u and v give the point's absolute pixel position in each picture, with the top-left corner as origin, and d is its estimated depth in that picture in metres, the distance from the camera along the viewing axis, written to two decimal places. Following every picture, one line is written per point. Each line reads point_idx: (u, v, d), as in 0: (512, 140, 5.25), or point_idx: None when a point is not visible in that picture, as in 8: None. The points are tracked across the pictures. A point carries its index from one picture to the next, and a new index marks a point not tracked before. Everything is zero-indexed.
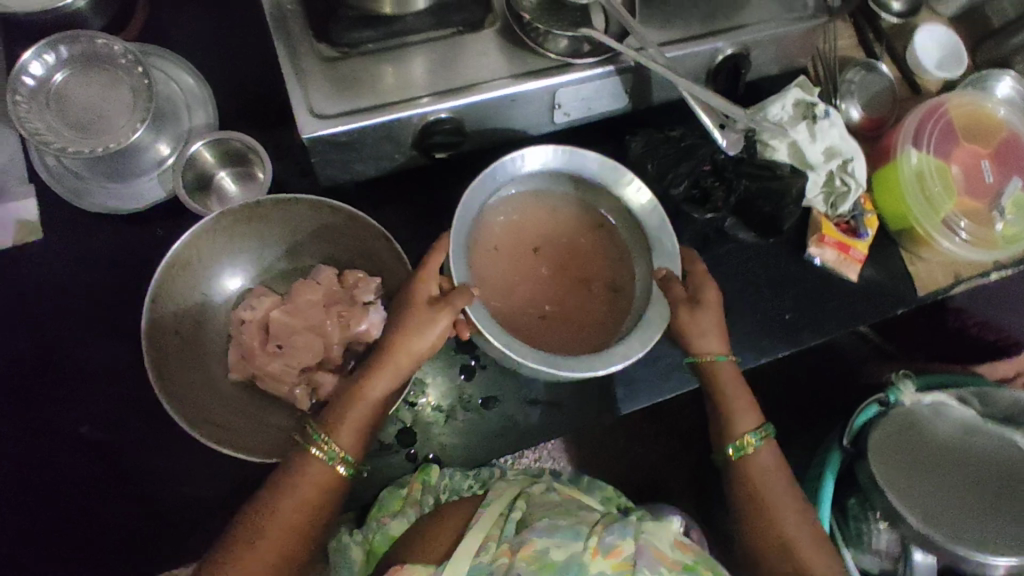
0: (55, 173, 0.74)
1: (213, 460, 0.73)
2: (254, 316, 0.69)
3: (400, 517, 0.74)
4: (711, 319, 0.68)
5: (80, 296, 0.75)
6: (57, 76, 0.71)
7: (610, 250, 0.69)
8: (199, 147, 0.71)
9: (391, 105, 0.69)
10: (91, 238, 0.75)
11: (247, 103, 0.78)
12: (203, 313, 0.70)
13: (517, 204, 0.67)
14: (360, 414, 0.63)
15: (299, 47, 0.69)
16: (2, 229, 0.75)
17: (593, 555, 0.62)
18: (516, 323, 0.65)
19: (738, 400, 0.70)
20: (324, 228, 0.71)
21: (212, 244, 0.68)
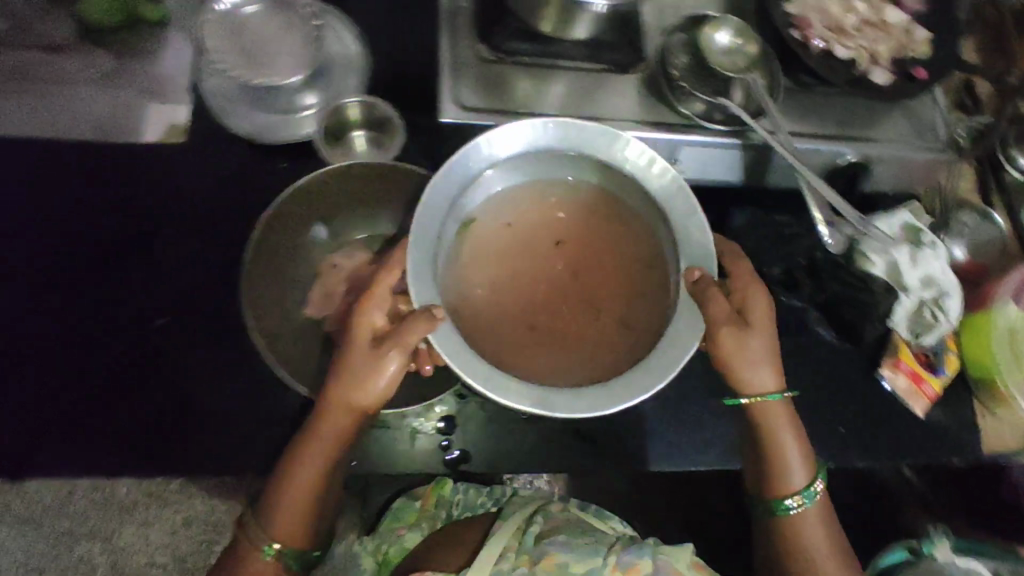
0: (211, 88, 0.80)
1: (262, 386, 0.75)
2: (347, 264, 0.73)
3: (417, 530, 0.79)
4: (759, 346, 0.65)
5: (195, 203, 0.80)
6: (247, 9, 0.79)
7: (627, 249, 0.65)
8: (348, 103, 0.77)
9: (524, 115, 0.73)
10: (221, 154, 0.81)
11: (391, 74, 0.83)
12: (298, 249, 0.74)
13: (525, 202, 0.65)
14: (300, 492, 0.65)
15: (461, 43, 0.73)
16: (156, 126, 0.83)
17: (612, 571, 0.64)
18: (505, 336, 0.61)
19: (792, 437, 0.69)
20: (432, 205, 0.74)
21: (334, 190, 0.73)
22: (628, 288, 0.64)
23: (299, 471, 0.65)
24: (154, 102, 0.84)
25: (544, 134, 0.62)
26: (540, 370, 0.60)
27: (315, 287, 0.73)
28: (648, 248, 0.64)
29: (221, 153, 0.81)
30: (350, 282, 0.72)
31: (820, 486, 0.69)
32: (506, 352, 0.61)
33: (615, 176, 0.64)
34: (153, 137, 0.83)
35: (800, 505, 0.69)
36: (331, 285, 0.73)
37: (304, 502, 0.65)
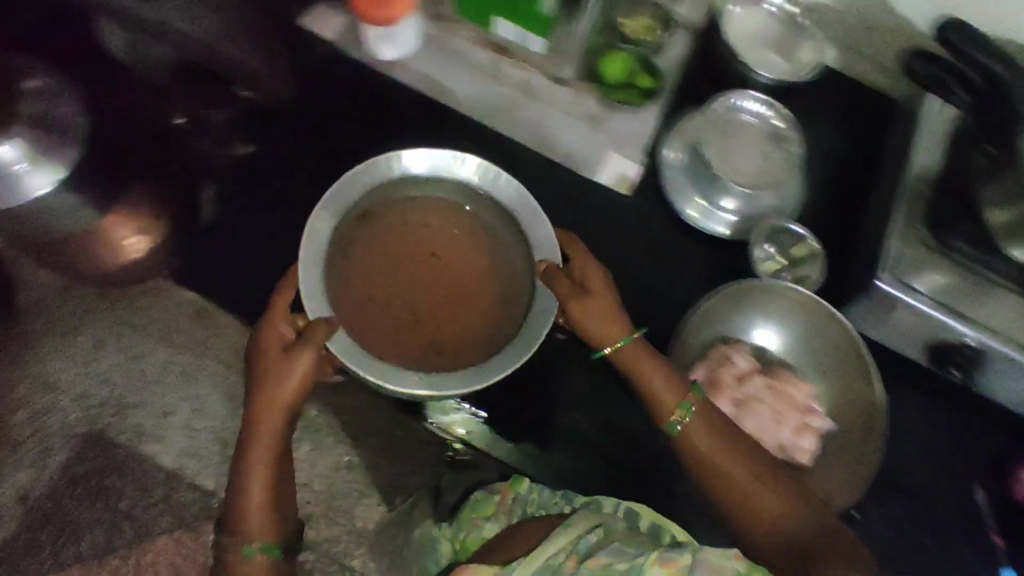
0: (671, 158, 0.82)
1: (604, 414, 0.84)
2: (742, 366, 0.73)
3: (493, 521, 0.75)
4: (602, 305, 0.69)
5: (595, 233, 0.83)
6: (746, 116, 0.81)
7: (494, 269, 0.72)
8: (791, 227, 0.79)
9: (946, 308, 0.72)
10: (635, 204, 0.84)
11: (824, 196, 0.84)
12: (704, 333, 0.75)
13: (400, 199, 0.72)
14: (255, 500, 0.68)
15: (910, 220, 0.75)
16: (609, 171, 0.83)
17: (651, 564, 0.60)
18: (373, 327, 0.68)
19: (656, 379, 0.67)
20: (833, 352, 0.74)
21: (759, 301, 0.74)
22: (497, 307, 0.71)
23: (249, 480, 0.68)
24: (612, 150, 0.84)
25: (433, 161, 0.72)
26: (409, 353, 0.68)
27: (701, 366, 0.73)
28: (511, 276, 0.72)
29: (644, 208, 0.84)
30: (741, 382, 0.73)
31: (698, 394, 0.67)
32: (376, 335, 0.68)
33: (484, 201, 0.73)
34: (598, 179, 0.84)
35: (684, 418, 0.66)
36: (726, 383, 0.72)
37: (265, 506, 0.69)
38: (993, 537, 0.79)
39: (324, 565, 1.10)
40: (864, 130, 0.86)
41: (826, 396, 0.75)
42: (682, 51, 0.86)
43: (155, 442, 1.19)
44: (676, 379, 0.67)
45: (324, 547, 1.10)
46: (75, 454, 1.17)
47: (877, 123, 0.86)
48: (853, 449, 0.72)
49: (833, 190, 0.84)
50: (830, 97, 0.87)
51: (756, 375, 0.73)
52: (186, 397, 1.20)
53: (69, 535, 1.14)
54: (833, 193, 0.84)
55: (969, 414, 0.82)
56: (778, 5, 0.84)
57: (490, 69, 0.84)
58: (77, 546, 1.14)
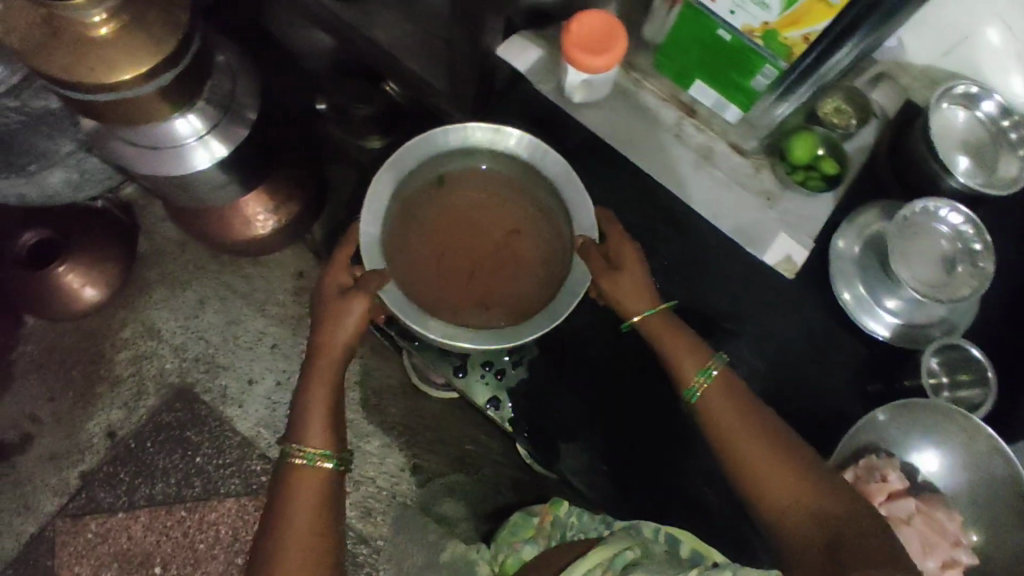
0: (848, 248, 0.80)
1: (728, 500, 0.78)
2: (894, 482, 0.70)
3: (533, 544, 0.78)
4: (631, 274, 0.70)
5: (749, 309, 0.81)
6: (941, 225, 0.78)
7: (542, 252, 0.72)
8: (966, 349, 0.76)
9: None
10: (797, 288, 0.82)
11: (1000, 317, 0.80)
12: (856, 440, 0.73)
13: (463, 171, 0.74)
14: (315, 411, 0.71)
15: None
16: (773, 253, 0.82)
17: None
18: (422, 286, 0.70)
19: (679, 347, 0.70)
20: (987, 486, 0.71)
21: (920, 418, 0.72)
22: (542, 275, 0.71)
23: (313, 393, 0.71)
24: (784, 230, 0.82)
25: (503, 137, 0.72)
26: (450, 313, 0.69)
27: (851, 472, 0.71)
28: (554, 246, 0.72)
29: (799, 293, 0.81)
30: (893, 500, 0.69)
31: (717, 363, 0.69)
32: (422, 291, 0.70)
33: (542, 183, 0.73)
34: (765, 258, 0.82)
35: (704, 386, 0.68)
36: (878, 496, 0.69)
37: (322, 429, 0.70)
38: None
39: (376, 562, 1.11)
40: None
41: (978, 531, 0.72)
42: (872, 140, 0.85)
43: (236, 406, 1.22)
44: (696, 348, 0.70)
45: (378, 543, 1.12)
46: (165, 401, 1.21)
47: None
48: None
49: (1012, 313, 0.80)
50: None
51: (907, 495, 0.70)
52: (274, 369, 1.23)
53: (145, 476, 1.18)
54: (1011, 316, 0.80)
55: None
56: (988, 112, 0.81)
57: (674, 128, 0.85)
58: (149, 488, 1.18)
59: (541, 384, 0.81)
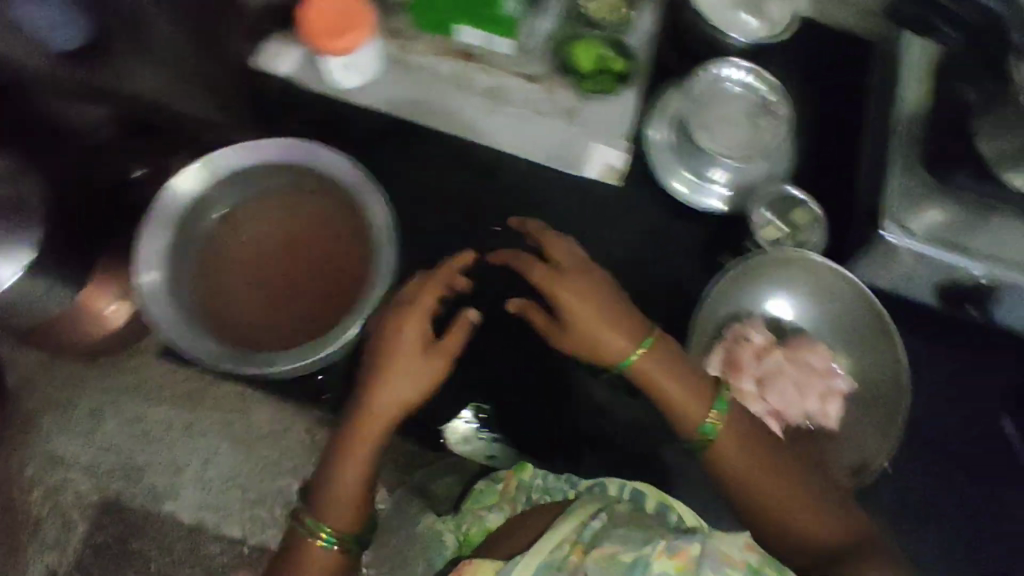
0: (657, 138, 0.80)
1: (632, 418, 0.78)
2: (759, 341, 0.72)
3: (497, 510, 0.72)
4: (580, 324, 0.61)
5: (593, 229, 0.80)
6: (730, 85, 0.79)
7: (349, 250, 0.68)
8: (790, 192, 0.78)
9: (960, 252, 0.72)
10: (630, 189, 0.81)
11: (812, 155, 0.83)
12: (717, 313, 0.74)
13: (252, 198, 0.71)
14: (348, 480, 0.61)
15: (908, 166, 0.74)
16: (593, 164, 0.81)
17: (657, 557, 0.53)
18: (240, 323, 0.67)
19: (668, 381, 0.60)
20: (846, 316, 0.74)
21: (769, 272, 0.74)
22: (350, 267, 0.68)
23: (345, 463, 0.61)
24: (593, 140, 0.81)
25: (270, 146, 0.68)
26: (274, 341, 0.66)
27: (719, 348, 0.73)
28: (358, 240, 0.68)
29: (632, 196, 0.81)
30: (763, 359, 0.71)
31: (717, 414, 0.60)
32: (241, 327, 0.67)
33: (326, 181, 0.69)
34: (586, 172, 0.81)
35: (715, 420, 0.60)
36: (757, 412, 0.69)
37: (351, 499, 0.61)
38: None
39: None
40: (836, 88, 0.85)
41: (851, 356, 0.75)
42: (649, 26, 0.84)
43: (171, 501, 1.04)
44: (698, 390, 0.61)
45: None
46: (92, 523, 1.04)
47: (850, 74, 0.85)
48: (882, 402, 0.72)
49: (817, 151, 0.83)
50: (801, 53, 0.86)
51: (774, 349, 0.72)
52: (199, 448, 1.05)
53: None
54: (820, 150, 0.83)
55: (985, 355, 0.80)
56: None
57: (455, 79, 0.82)
58: None
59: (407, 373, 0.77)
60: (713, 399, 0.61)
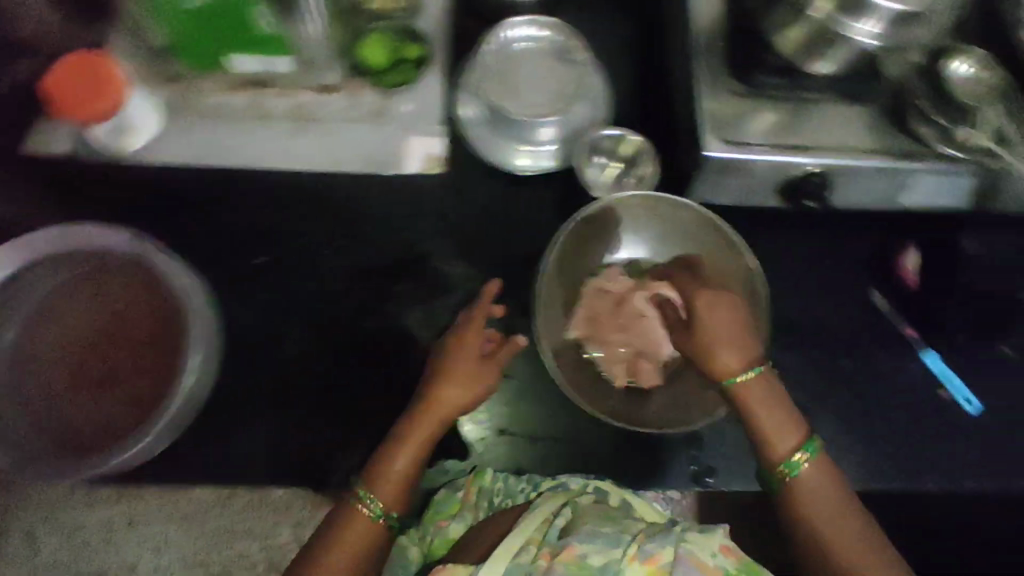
0: (470, 117, 0.78)
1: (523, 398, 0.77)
2: (615, 288, 0.76)
3: (459, 520, 0.72)
4: (710, 324, 0.68)
5: (436, 223, 0.78)
6: (520, 45, 0.79)
7: (156, 323, 0.69)
8: (609, 134, 0.77)
9: (780, 148, 0.74)
10: (464, 173, 0.79)
11: (630, 94, 0.83)
12: (568, 273, 0.77)
13: (44, 295, 0.69)
14: (403, 457, 0.66)
15: (715, 77, 0.75)
16: (414, 158, 0.78)
17: (629, 562, 0.59)
18: (62, 424, 0.67)
19: (774, 416, 0.65)
20: (698, 240, 0.77)
21: (613, 216, 0.76)
22: (165, 328, 0.68)
23: (402, 444, 0.67)
24: (408, 134, 0.79)
25: (51, 242, 0.68)
26: (101, 430, 0.67)
27: (579, 309, 0.76)
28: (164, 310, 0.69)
29: (468, 179, 0.79)
30: (623, 305, 0.74)
31: (807, 458, 0.64)
32: (67, 427, 0.67)
33: (122, 261, 0.70)
34: (408, 171, 0.78)
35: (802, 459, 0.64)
36: (615, 368, 0.74)
37: (398, 480, 0.66)
38: (902, 330, 0.81)
39: None
40: (633, 28, 0.86)
41: (708, 278, 0.78)
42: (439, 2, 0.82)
43: None
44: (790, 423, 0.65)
45: None
46: None
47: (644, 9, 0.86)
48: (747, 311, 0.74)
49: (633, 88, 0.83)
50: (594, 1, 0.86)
51: (634, 292, 0.75)
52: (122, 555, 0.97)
53: None
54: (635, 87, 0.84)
55: (837, 244, 0.83)
56: None
57: (254, 111, 0.78)
58: None
59: (271, 434, 0.71)
60: (804, 441, 0.65)
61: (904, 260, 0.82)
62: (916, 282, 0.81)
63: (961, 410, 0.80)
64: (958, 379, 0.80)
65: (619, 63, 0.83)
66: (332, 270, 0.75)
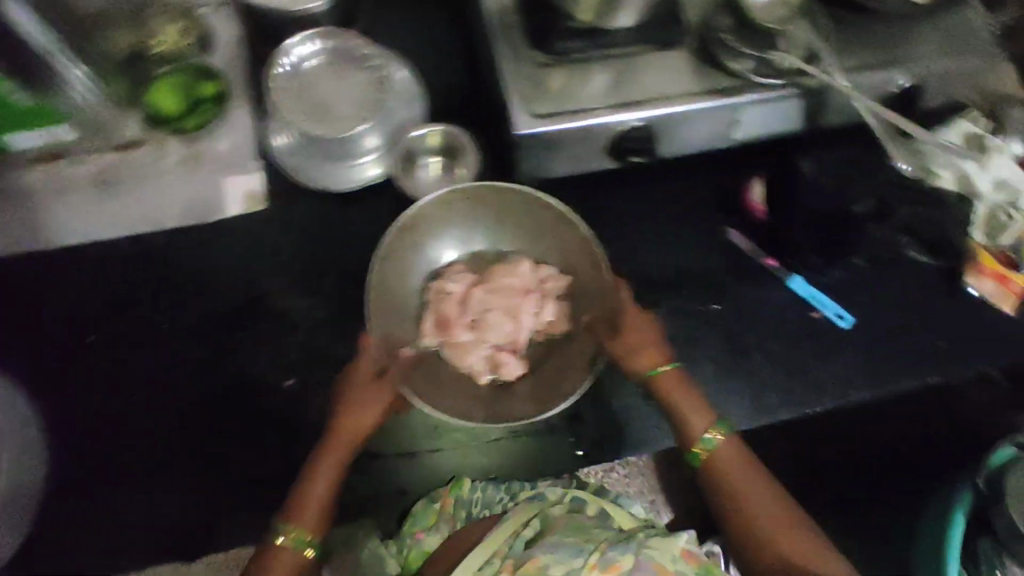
0: (281, 147, 0.76)
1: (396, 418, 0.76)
2: (456, 287, 0.75)
3: (434, 532, 0.79)
4: (635, 334, 0.75)
5: (276, 263, 0.77)
6: (308, 61, 0.74)
7: None
8: (422, 132, 0.76)
9: (596, 111, 0.72)
10: (294, 207, 0.78)
11: (445, 87, 0.80)
12: (406, 280, 0.76)
13: None
14: (318, 488, 0.69)
15: (518, 51, 0.73)
16: (233, 198, 0.77)
17: (590, 570, 0.63)
18: None
19: (687, 407, 0.74)
20: (532, 218, 0.76)
21: (437, 214, 0.75)
22: None
23: (316, 475, 0.69)
24: (223, 175, 0.77)
25: None
26: None
27: (427, 312, 0.75)
28: None
29: (299, 212, 0.78)
30: (466, 303, 0.74)
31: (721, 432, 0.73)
32: None
33: None
34: (232, 215, 0.77)
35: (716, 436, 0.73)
36: (474, 363, 0.73)
37: (318, 508, 0.68)
38: (764, 261, 0.83)
39: None
40: (438, 16, 0.83)
41: (552, 254, 0.77)
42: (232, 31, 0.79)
43: None
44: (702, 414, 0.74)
45: None
46: None
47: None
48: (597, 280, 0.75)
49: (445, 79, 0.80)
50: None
51: (473, 288, 0.74)
52: None
53: None
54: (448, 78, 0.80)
55: (686, 193, 0.85)
56: None
57: (55, 184, 0.74)
58: None
59: (155, 505, 0.73)
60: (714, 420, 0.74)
61: (750, 192, 0.84)
62: (763, 211, 0.82)
63: (827, 323, 0.83)
64: (820, 296, 0.83)
65: (426, 55, 0.80)
66: (180, 332, 0.75)
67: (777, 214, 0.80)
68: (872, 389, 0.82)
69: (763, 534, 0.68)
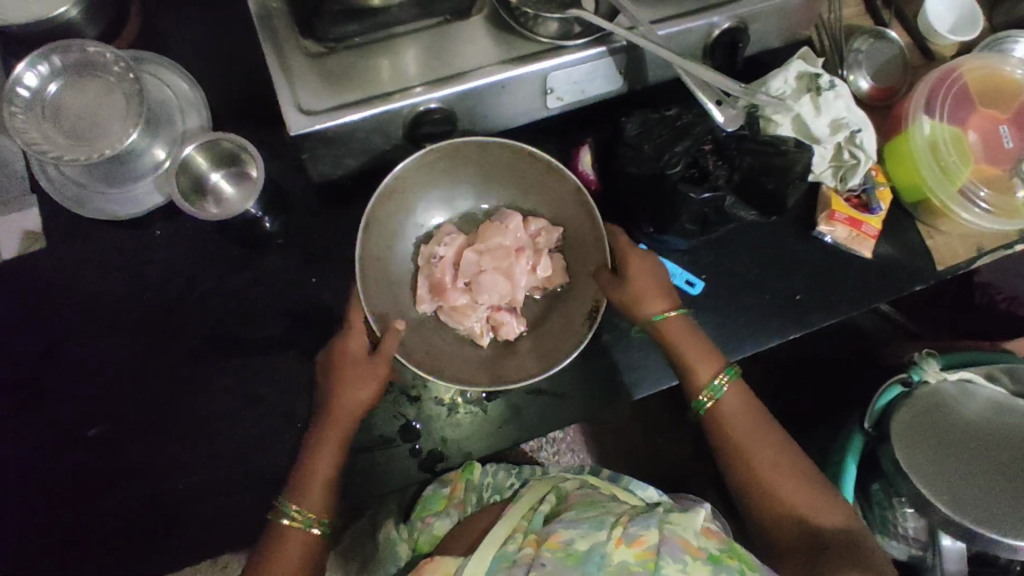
0: (55, 183, 0.72)
1: (218, 443, 0.73)
2: (448, 253, 0.76)
3: (445, 517, 0.79)
4: (638, 282, 0.73)
5: (74, 301, 0.74)
6: (50, 88, 0.68)
7: None
8: (192, 151, 0.72)
9: (385, 97, 0.66)
10: (87, 240, 0.75)
11: (237, 98, 0.77)
12: (396, 248, 0.77)
13: None
14: (323, 467, 0.68)
15: (284, 43, 0.66)
16: (8, 238, 0.74)
17: (616, 545, 0.59)
18: None
19: (690, 353, 0.73)
20: (514, 171, 0.78)
21: (415, 180, 0.75)
22: None
23: (320, 449, 0.69)
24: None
25: None
26: None
27: (421, 278, 0.76)
28: None
29: (90, 243, 0.75)
30: (459, 267, 0.75)
31: (729, 380, 0.73)
32: None
33: None
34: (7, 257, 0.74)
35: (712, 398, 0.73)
36: (474, 325, 0.75)
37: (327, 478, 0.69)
38: None
39: None
40: (223, 20, 0.78)
41: (543, 207, 0.80)
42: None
43: None
44: (708, 355, 0.73)
45: None
46: None
47: None
48: (586, 228, 0.76)
49: (235, 89, 0.77)
50: (171, 5, 0.78)
51: (465, 251, 0.76)
52: None
53: None
54: (238, 87, 0.78)
55: None
56: None
57: None
58: None
59: None
60: (722, 366, 0.74)
61: (580, 160, 0.81)
62: (593, 180, 0.81)
63: (677, 291, 0.80)
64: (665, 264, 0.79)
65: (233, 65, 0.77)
66: None
67: (609, 180, 0.78)
68: (730, 355, 0.79)
69: (773, 477, 0.70)
